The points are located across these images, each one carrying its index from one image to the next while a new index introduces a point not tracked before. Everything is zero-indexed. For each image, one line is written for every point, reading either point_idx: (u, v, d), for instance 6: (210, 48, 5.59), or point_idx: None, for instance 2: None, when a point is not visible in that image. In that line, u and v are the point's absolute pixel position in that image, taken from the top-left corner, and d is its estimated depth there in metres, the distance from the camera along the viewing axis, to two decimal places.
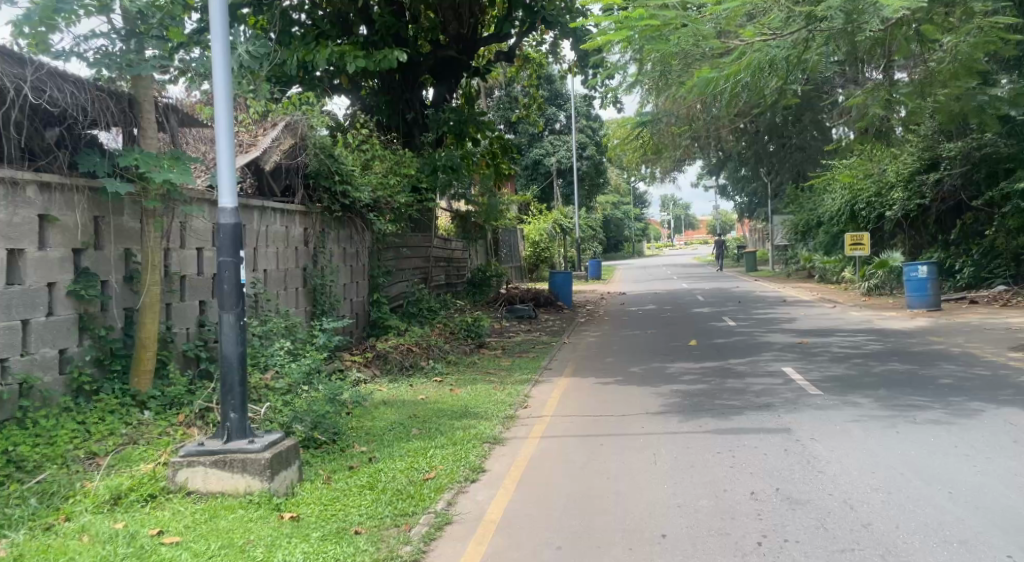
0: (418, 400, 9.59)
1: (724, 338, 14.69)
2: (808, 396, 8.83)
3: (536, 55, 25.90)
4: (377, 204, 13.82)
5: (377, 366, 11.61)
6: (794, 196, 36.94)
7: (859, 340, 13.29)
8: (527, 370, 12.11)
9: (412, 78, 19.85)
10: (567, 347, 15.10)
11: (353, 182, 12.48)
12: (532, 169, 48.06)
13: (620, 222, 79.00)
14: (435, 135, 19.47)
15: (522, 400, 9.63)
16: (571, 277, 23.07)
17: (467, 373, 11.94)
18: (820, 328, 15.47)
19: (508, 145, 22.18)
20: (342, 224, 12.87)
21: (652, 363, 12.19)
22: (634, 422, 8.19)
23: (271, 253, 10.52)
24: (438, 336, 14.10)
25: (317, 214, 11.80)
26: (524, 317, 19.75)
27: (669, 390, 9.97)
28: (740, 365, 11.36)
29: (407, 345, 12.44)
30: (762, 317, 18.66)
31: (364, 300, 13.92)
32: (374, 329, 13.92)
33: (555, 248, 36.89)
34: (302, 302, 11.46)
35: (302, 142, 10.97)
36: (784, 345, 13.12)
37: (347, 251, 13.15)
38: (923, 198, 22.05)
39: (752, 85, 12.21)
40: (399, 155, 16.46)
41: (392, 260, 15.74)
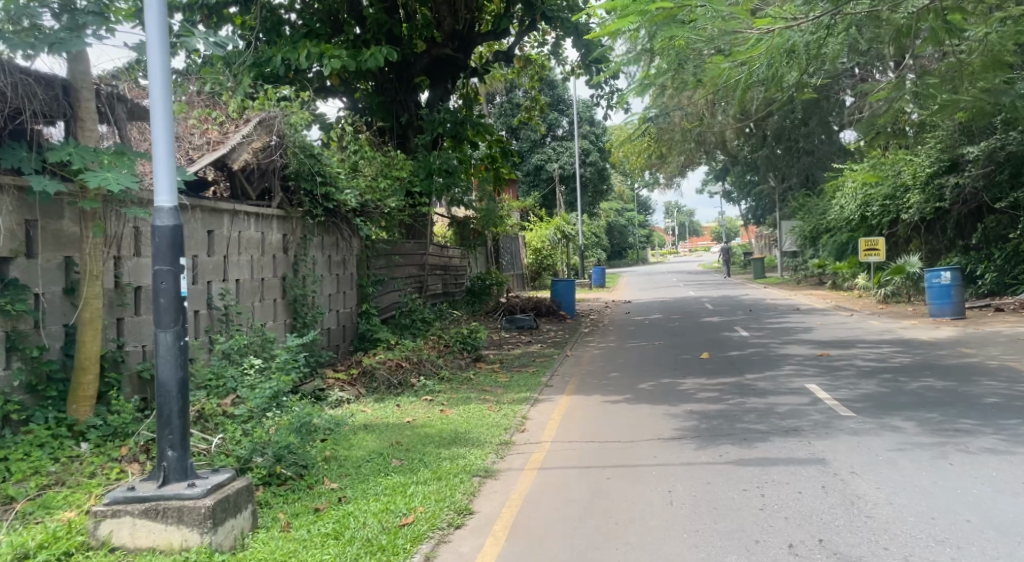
0: (405, 424, 8.67)
1: (738, 350, 13.77)
2: (839, 420, 7.92)
3: (538, 56, 25.07)
4: (365, 209, 12.95)
5: (362, 384, 10.70)
6: (802, 201, 36.06)
7: (885, 352, 12.39)
8: (527, 387, 11.20)
9: (406, 79, 19.04)
10: (570, 360, 14.19)
11: (337, 184, 11.60)
12: (534, 176, 47.14)
13: (624, 229, 78.18)
14: (430, 136, 18.44)
15: (519, 423, 8.71)
16: (575, 284, 22.18)
17: (462, 391, 11.03)
18: (841, 339, 14.57)
19: (508, 149, 21.31)
20: (327, 230, 11.98)
21: (663, 379, 11.28)
22: (643, 451, 7.27)
23: (245, 262, 9.63)
24: (432, 349, 13.20)
25: (298, 218, 10.92)
26: (525, 328, 18.83)
27: (683, 411, 9.05)
28: (759, 382, 10.44)
29: (395, 360, 11.52)
30: (777, 326, 17.74)
31: (351, 311, 13.03)
32: (362, 342, 13.01)
33: (558, 256, 35.96)
34: (281, 315, 10.56)
35: (279, 140, 10.10)
36: (804, 358, 12.21)
37: (333, 259, 12.26)
38: (941, 201, 21.19)
39: (769, 77, 11.38)
40: (391, 156, 15.57)
41: (383, 268, 14.85)
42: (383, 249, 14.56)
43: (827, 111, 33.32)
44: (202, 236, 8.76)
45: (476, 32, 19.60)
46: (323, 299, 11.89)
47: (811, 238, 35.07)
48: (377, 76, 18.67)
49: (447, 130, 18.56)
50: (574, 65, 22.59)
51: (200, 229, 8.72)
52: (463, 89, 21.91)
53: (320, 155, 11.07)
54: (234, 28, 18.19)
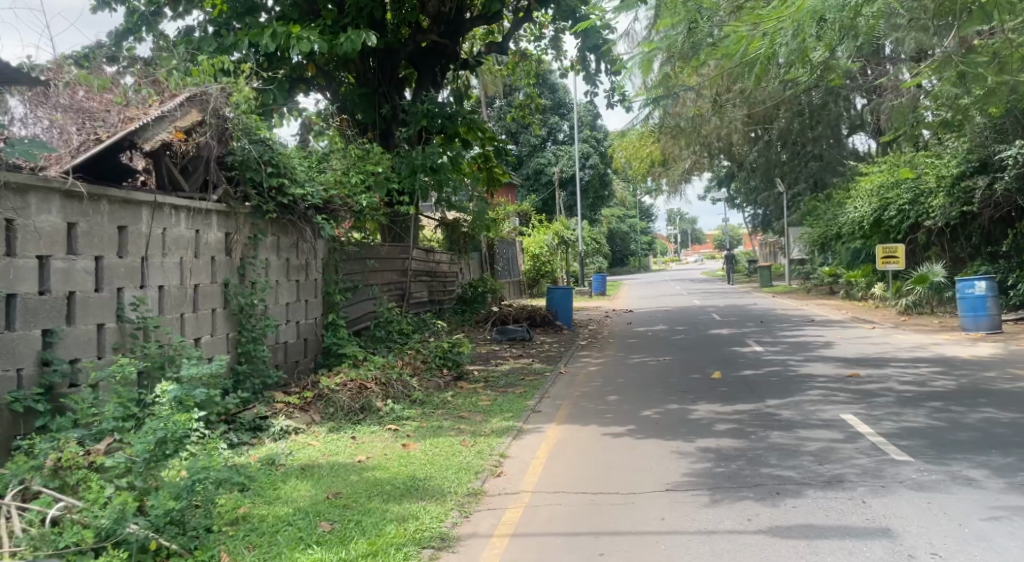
0: (355, 465, 7.07)
1: (753, 369, 12.22)
2: (895, 466, 6.39)
3: (535, 51, 23.59)
4: (328, 206, 11.33)
5: (317, 409, 9.08)
6: (811, 206, 34.54)
7: (925, 374, 10.85)
8: (511, 413, 9.62)
9: (389, 71, 17.58)
10: (565, 378, 12.61)
11: (292, 175, 10.04)
12: (533, 180, 45.40)
13: (626, 235, 76.79)
14: (412, 130, 16.94)
15: (494, 465, 7.11)
16: (572, 293, 20.50)
17: (436, 417, 9.42)
18: (868, 357, 13.02)
19: (502, 147, 19.81)
20: (283, 230, 10.42)
21: (670, 405, 9.72)
22: (647, 510, 5.70)
23: (171, 265, 8.06)
24: (406, 367, 11.61)
25: (243, 214, 9.36)
26: (518, 340, 17.26)
27: (696, 449, 7.48)
28: (783, 411, 8.88)
29: (359, 381, 9.90)
30: (794, 340, 16.16)
31: (317, 321, 11.48)
32: (327, 358, 11.40)
33: (557, 262, 34.24)
34: (223, 327, 8.99)
35: (215, 121, 8.52)
36: (832, 381, 10.66)
37: (292, 263, 10.67)
38: (969, 204, 19.95)
39: (794, 52, 10.01)
40: (367, 149, 14.05)
41: (358, 273, 13.28)
42: (356, 252, 12.99)
43: (838, 112, 31.85)
44: (111, 234, 7.20)
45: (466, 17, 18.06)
46: (278, 309, 10.30)
47: (821, 245, 33.52)
48: (357, 65, 17.20)
49: (434, 123, 17.02)
50: (574, 59, 21.13)
51: (107, 224, 7.15)
52: (454, 82, 20.45)
53: (268, 139, 9.52)
54: (203, 13, 16.74)
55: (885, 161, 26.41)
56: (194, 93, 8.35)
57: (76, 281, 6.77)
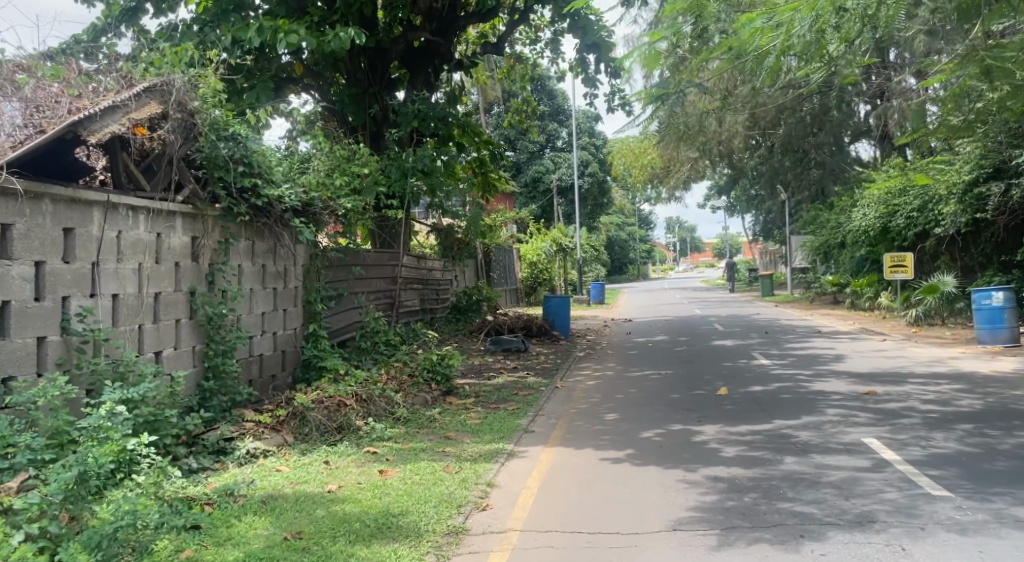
0: (324, 495, 6.35)
1: (761, 386, 11.50)
2: (930, 503, 5.66)
3: (532, 54, 22.97)
4: (308, 210, 10.58)
5: (290, 429, 8.35)
6: (814, 214, 33.94)
7: (946, 393, 10.14)
8: (500, 434, 8.89)
9: (380, 70, 16.87)
10: (560, 394, 11.87)
11: (267, 174, 9.30)
12: (531, 188, 44.76)
13: (625, 243, 76.12)
14: (403, 131, 16.19)
15: (480, 496, 6.39)
16: (569, 301, 19.76)
17: (420, 438, 8.69)
18: (883, 373, 12.34)
19: (497, 151, 19.13)
20: (257, 234, 9.67)
21: (673, 426, 9.00)
22: (649, 556, 4.98)
23: (128, 271, 7.33)
24: (391, 380, 10.88)
25: (212, 216, 8.63)
26: (512, 351, 16.51)
27: (704, 479, 6.76)
28: (798, 436, 8.16)
29: (338, 397, 9.15)
30: (801, 354, 15.49)
31: (296, 332, 10.75)
32: (307, 372, 10.66)
33: (555, 269, 33.47)
34: (191, 339, 8.26)
35: (175, 115, 7.82)
36: (847, 401, 9.95)
37: (268, 270, 9.92)
38: (982, 212, 19.49)
39: (811, 46, 9.38)
40: (354, 150, 13.35)
41: (343, 281, 12.55)
42: (340, 259, 12.26)
43: (842, 119, 31.25)
44: (56, 237, 6.49)
45: (460, 15, 17.32)
46: (252, 319, 9.55)
47: (824, 253, 32.85)
48: (346, 64, 16.49)
49: (426, 125, 16.29)
50: (571, 61, 20.50)
51: (50, 227, 6.44)
52: (447, 84, 19.76)
53: (240, 133, 8.79)
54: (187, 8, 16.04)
55: (891, 168, 25.77)
56: (154, 83, 7.67)
57: (11, 290, 6.08)
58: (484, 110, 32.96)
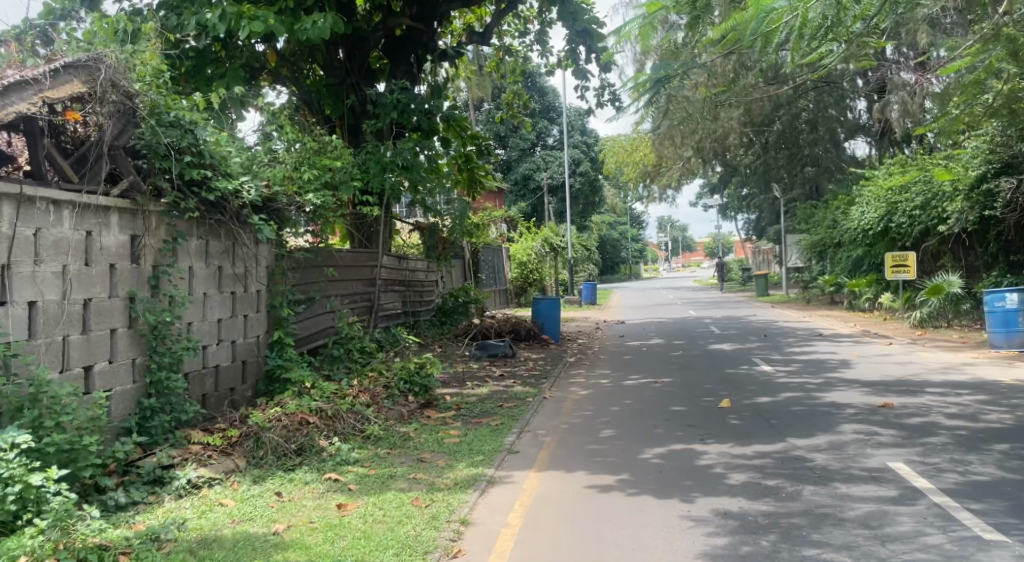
0: (268, 541, 5.42)
1: (766, 398, 10.67)
2: (987, 552, 5.00)
3: (520, 47, 22.08)
4: (271, 205, 9.61)
5: (242, 453, 7.42)
6: (809, 213, 33.17)
7: (969, 407, 9.35)
8: (481, 454, 7.99)
9: (359, 59, 15.91)
10: (549, 405, 10.99)
11: (220, 165, 8.32)
12: (521, 186, 43.84)
13: (616, 242, 75.30)
14: (380, 123, 15.14)
15: (450, 540, 5.55)
16: (559, 303, 18.82)
17: (391, 462, 7.75)
18: (896, 382, 11.60)
19: (483, 147, 18.21)
20: (211, 233, 8.70)
21: (674, 446, 8.10)
22: None
23: (48, 275, 6.42)
24: (364, 392, 9.96)
25: (155, 212, 7.67)
26: (498, 356, 15.58)
27: (712, 515, 5.85)
28: (814, 460, 7.30)
29: (300, 414, 8.18)
30: (806, 360, 14.71)
31: (259, 340, 9.79)
32: (270, 384, 9.68)
33: (545, 270, 32.44)
34: (130, 351, 7.28)
35: (103, 93, 6.93)
36: (863, 419, 9.14)
37: (225, 272, 8.95)
38: (991, 209, 18.76)
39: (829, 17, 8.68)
40: (327, 142, 12.40)
41: (315, 283, 11.59)
42: (309, 259, 11.29)
43: (838, 114, 30.51)
44: None
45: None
46: (205, 327, 8.57)
47: (819, 253, 32.06)
48: (323, 52, 15.57)
49: (406, 117, 15.26)
50: (562, 54, 19.65)
51: None
52: (430, 76, 18.81)
53: (186, 116, 7.80)
54: None
55: (891, 165, 25.01)
56: (80, 58, 6.81)
57: None
58: (473, 105, 32.08)
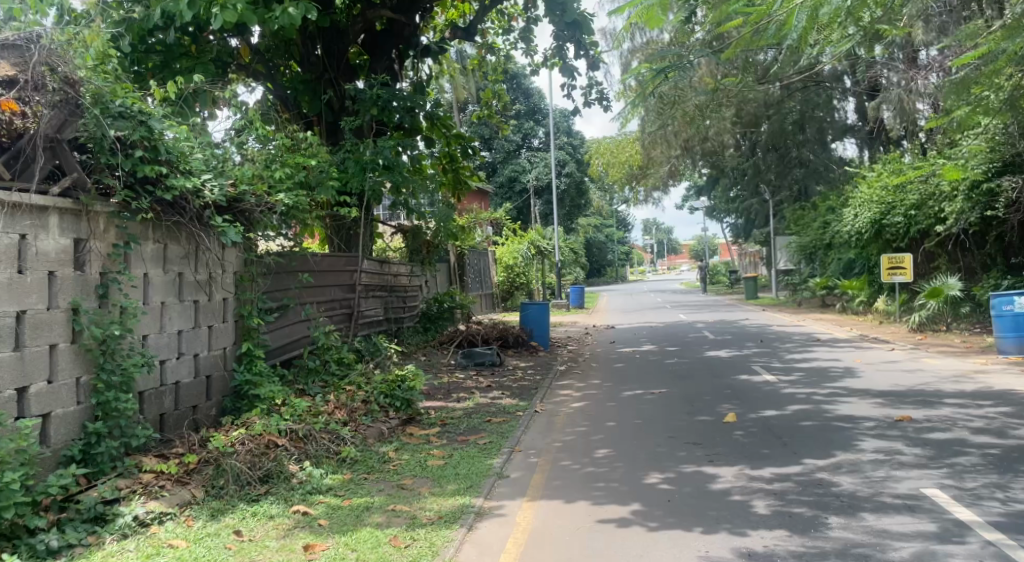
0: None
1: (774, 410, 10.04)
2: None
3: (504, 44, 21.37)
4: (236, 206, 8.83)
5: (200, 482, 6.63)
6: (797, 215, 32.62)
7: (995, 421, 8.75)
8: (470, 479, 7.26)
9: (337, 55, 15.13)
10: (542, 419, 10.29)
11: (177, 161, 7.55)
12: (507, 188, 43.18)
13: (601, 244, 74.65)
14: (360, 121, 14.35)
15: None
16: (548, 308, 18.10)
17: (368, 489, 6.99)
18: (910, 392, 10.99)
19: (468, 146, 17.45)
20: (169, 236, 7.91)
21: (682, 468, 7.41)
22: None
23: None
24: (341, 409, 9.19)
25: (103, 213, 6.90)
26: (486, 365, 14.86)
27: (735, 557, 5.21)
28: (840, 486, 6.64)
29: (267, 437, 7.40)
30: (808, 367, 14.09)
31: (225, 352, 8.98)
32: (238, 401, 8.89)
33: (532, 273, 31.75)
34: (74, 369, 6.49)
35: (35, 74, 6.44)
36: (883, 435, 8.50)
37: (185, 279, 8.16)
38: (992, 209, 18.21)
39: None
40: (301, 138, 11.62)
41: (290, 290, 10.83)
42: (283, 264, 10.52)
43: (828, 115, 29.98)
44: None
45: None
46: (161, 340, 7.77)
47: (808, 255, 31.55)
48: (299, 47, 14.77)
49: (387, 114, 14.48)
50: (549, 51, 18.95)
51: None
52: (412, 73, 18.07)
53: (138, 105, 7.04)
54: None
55: (885, 165, 24.46)
56: (10, 39, 6.43)
57: None
58: (458, 105, 31.41)
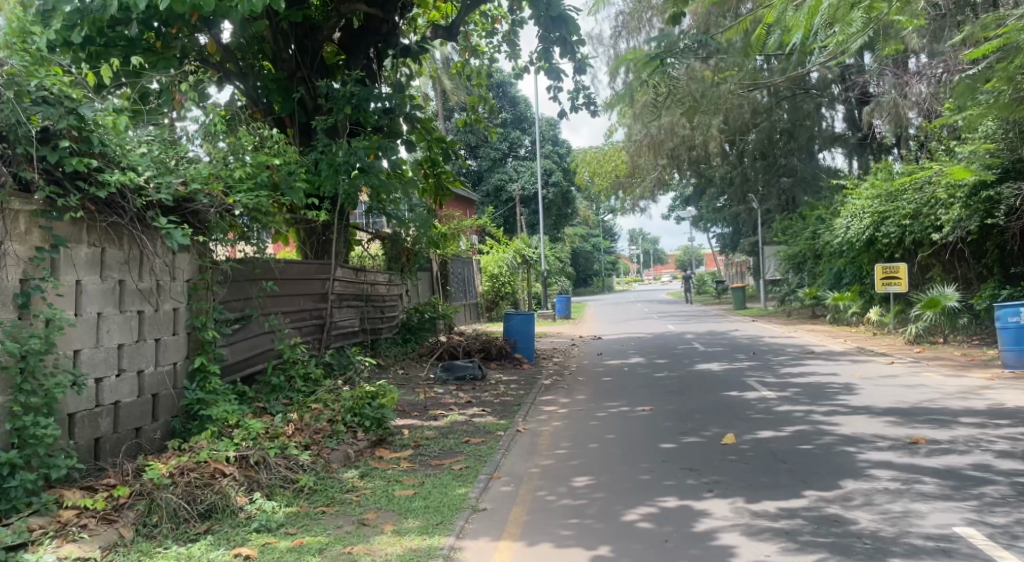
0: None
1: (775, 429, 9.34)
2: None
3: (488, 47, 20.58)
4: (183, 204, 7.98)
5: (130, 520, 5.85)
6: (785, 225, 31.93)
7: (1018, 444, 8.09)
8: (440, 514, 6.49)
9: (311, 53, 14.29)
10: (524, 440, 9.54)
11: (115, 156, 6.84)
12: (492, 197, 42.40)
13: (588, 254, 73.97)
14: (333, 120, 13.52)
15: None
16: (532, 318, 17.31)
17: (323, 525, 6.23)
18: (920, 408, 10.30)
19: (450, 149, 16.63)
20: (106, 238, 7.08)
21: (670, 501, 6.72)
22: None
23: None
24: (303, 430, 8.37)
25: (24, 211, 6.12)
26: (467, 379, 14.06)
27: None
28: (858, 525, 6.00)
29: (213, 465, 6.57)
30: (806, 382, 13.40)
31: (176, 368, 8.08)
32: (188, 423, 8.00)
33: (517, 283, 30.98)
34: None
35: None
36: (896, 459, 7.81)
37: (126, 287, 7.33)
38: (993, 217, 17.54)
39: None
40: (267, 135, 10.78)
41: (253, 300, 9.97)
42: (242, 272, 9.64)
43: (816, 124, 29.01)
44: None
45: None
46: (96, 355, 6.93)
47: (797, 264, 30.92)
48: (270, 43, 13.93)
49: (362, 112, 13.63)
50: (534, 54, 18.22)
51: None
52: (390, 74, 17.23)
53: (65, 91, 6.37)
54: None
55: (877, 172, 23.85)
56: None
57: None
58: (442, 111, 30.62)
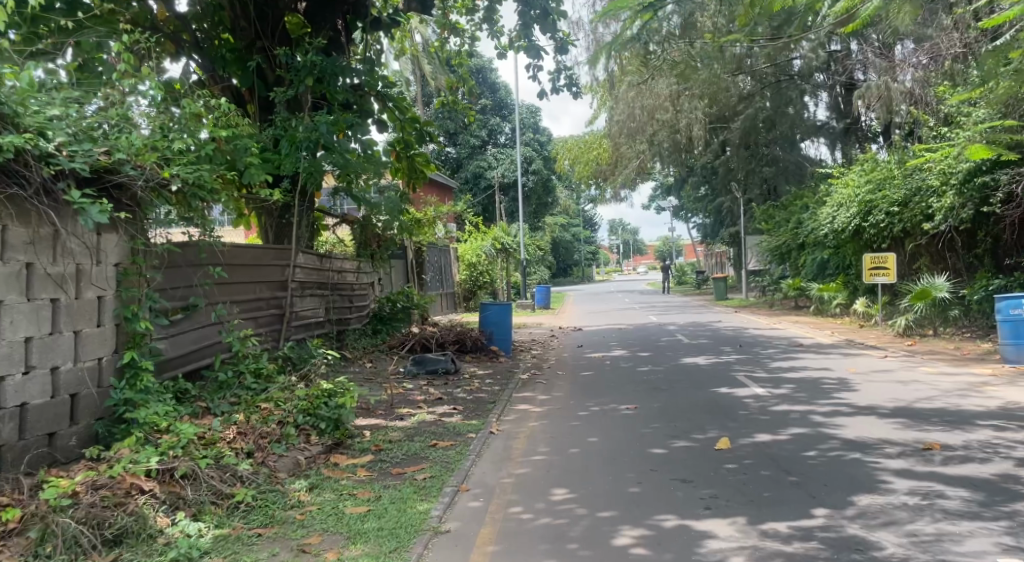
0: None
1: (775, 431, 8.50)
2: None
3: (466, 25, 19.48)
4: (104, 175, 6.94)
5: (18, 550, 4.96)
6: (765, 214, 31.09)
7: None
8: (395, 537, 5.60)
9: (272, 20, 13.13)
10: (498, 443, 8.62)
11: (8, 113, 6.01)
12: (470, 185, 41.36)
13: (569, 244, 73.17)
14: (295, 92, 12.42)
15: None
16: (507, 308, 16.29)
17: (256, 553, 5.34)
18: (927, 407, 9.49)
19: (424, 131, 15.55)
20: (7, 213, 6.15)
21: (665, 518, 5.88)
22: None
23: None
24: (246, 434, 7.39)
25: None
26: (438, 373, 13.13)
27: None
28: (884, 551, 5.25)
29: (128, 479, 5.64)
30: (800, 377, 12.58)
31: (101, 364, 7.01)
32: (115, 427, 6.97)
33: (495, 272, 30.00)
34: None
35: None
36: (912, 467, 7.00)
37: (34, 269, 6.35)
38: (989, 205, 16.70)
39: None
40: (217, 104, 9.72)
41: (198, 286, 8.94)
42: (182, 255, 8.59)
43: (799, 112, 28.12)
44: None
45: None
46: None
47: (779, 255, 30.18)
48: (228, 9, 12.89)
49: (328, 84, 12.57)
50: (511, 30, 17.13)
51: None
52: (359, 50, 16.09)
53: None
54: None
55: (865, 160, 23.06)
56: None
57: None
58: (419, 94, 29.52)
